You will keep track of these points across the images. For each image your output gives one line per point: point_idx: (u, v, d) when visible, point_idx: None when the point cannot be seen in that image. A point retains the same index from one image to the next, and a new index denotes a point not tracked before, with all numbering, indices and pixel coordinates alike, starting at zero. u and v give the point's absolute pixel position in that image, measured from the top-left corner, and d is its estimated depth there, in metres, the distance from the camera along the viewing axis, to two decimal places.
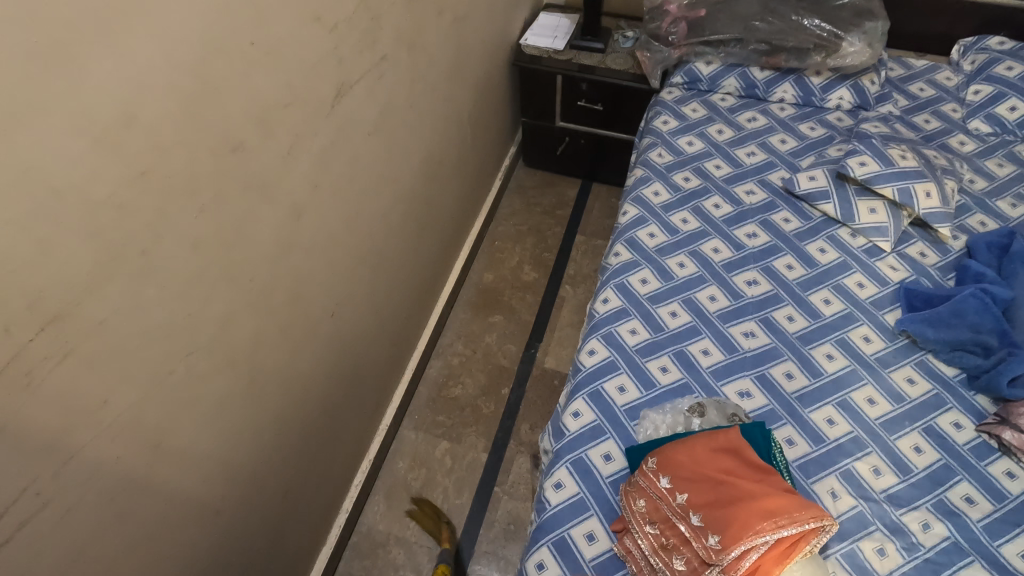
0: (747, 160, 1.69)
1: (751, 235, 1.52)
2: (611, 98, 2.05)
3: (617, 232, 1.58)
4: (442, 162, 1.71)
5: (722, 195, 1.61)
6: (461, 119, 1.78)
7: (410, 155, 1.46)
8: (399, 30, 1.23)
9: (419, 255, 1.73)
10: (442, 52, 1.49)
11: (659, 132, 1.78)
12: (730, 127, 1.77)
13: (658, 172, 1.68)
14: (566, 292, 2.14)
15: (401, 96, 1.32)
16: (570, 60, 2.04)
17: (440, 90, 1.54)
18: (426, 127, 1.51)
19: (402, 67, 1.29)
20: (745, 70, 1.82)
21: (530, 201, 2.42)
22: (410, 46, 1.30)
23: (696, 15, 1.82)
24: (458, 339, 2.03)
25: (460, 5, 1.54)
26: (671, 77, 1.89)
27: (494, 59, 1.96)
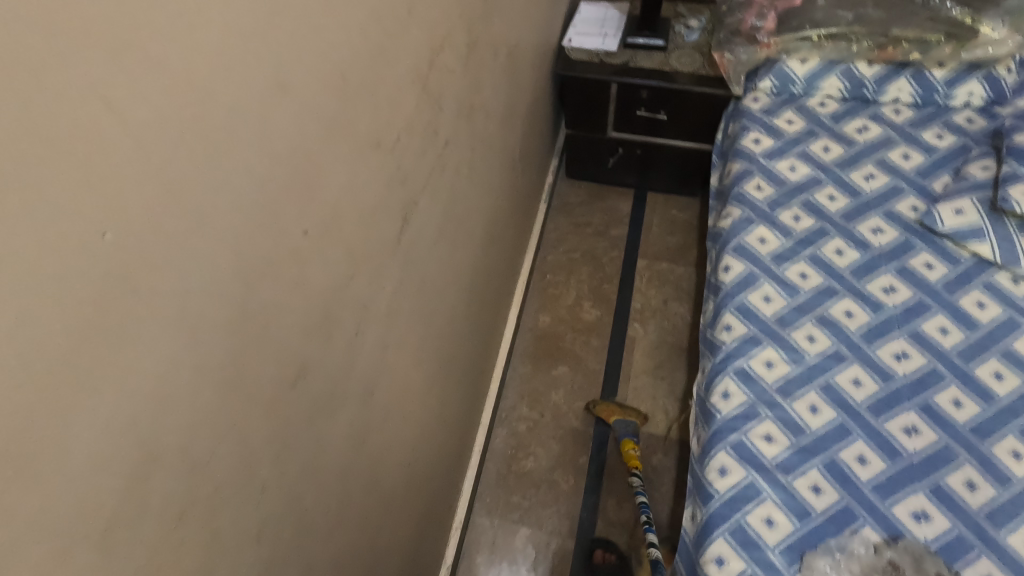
0: (866, 185, 1.40)
1: (888, 290, 1.26)
2: (678, 106, 1.73)
3: (721, 297, 1.32)
4: (498, 219, 1.43)
5: (845, 236, 1.33)
6: (513, 160, 1.49)
7: (471, 235, 1.19)
8: (458, 97, 0.94)
9: (483, 330, 1.48)
10: (496, 99, 1.19)
11: (751, 155, 1.48)
12: (838, 141, 1.47)
13: (760, 211, 1.39)
14: (634, 331, 1.90)
15: (462, 175, 1.04)
16: (627, 63, 1.71)
17: (494, 143, 1.25)
18: (484, 194, 1.23)
19: (463, 139, 1.00)
20: (850, 66, 1.49)
21: (578, 221, 2.13)
22: (469, 110, 1.01)
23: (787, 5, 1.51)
24: (521, 400, 1.81)
25: (510, 35, 1.23)
26: (755, 80, 1.56)
27: (540, 73, 1.64)
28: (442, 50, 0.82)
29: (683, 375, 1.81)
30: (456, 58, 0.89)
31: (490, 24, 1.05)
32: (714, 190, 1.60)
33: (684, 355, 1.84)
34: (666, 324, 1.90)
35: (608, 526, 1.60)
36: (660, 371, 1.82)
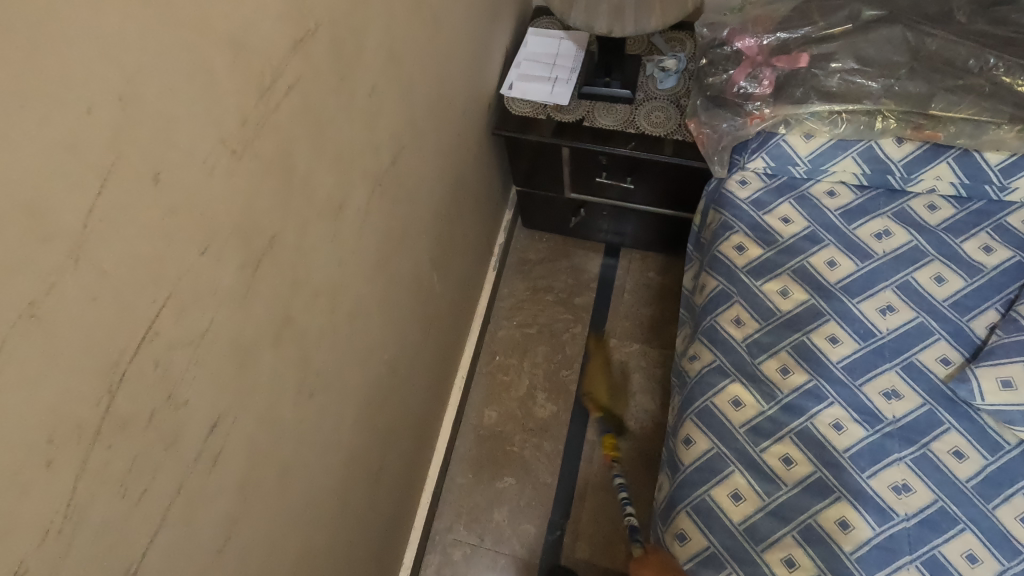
0: (882, 324, 1.04)
1: (900, 490, 0.93)
2: (647, 175, 1.35)
3: (678, 483, 1.02)
4: (399, 363, 1.11)
5: (847, 404, 1.00)
6: (422, 279, 1.14)
7: (333, 440, 0.87)
8: (244, 339, 0.61)
9: (392, 489, 1.19)
10: (362, 255, 0.85)
11: (731, 271, 1.13)
12: (848, 253, 1.10)
13: (736, 359, 1.06)
14: (595, 433, 1.60)
15: (285, 410, 0.72)
16: (582, 122, 1.32)
17: (371, 301, 0.92)
18: (355, 374, 0.91)
19: (275, 373, 0.68)
20: (872, 144, 1.12)
21: (537, 286, 1.79)
22: (284, 328, 0.68)
23: (783, 69, 1.17)
24: (459, 520, 1.54)
25: (387, 150, 0.86)
26: (744, 158, 1.18)
27: (467, 143, 1.26)
28: (161, 335, 0.49)
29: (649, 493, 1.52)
30: (221, 302, 0.56)
31: (324, 185, 0.71)
32: (686, 298, 1.24)
33: (652, 467, 1.54)
34: (634, 426, 1.59)
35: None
36: (622, 487, 1.53)
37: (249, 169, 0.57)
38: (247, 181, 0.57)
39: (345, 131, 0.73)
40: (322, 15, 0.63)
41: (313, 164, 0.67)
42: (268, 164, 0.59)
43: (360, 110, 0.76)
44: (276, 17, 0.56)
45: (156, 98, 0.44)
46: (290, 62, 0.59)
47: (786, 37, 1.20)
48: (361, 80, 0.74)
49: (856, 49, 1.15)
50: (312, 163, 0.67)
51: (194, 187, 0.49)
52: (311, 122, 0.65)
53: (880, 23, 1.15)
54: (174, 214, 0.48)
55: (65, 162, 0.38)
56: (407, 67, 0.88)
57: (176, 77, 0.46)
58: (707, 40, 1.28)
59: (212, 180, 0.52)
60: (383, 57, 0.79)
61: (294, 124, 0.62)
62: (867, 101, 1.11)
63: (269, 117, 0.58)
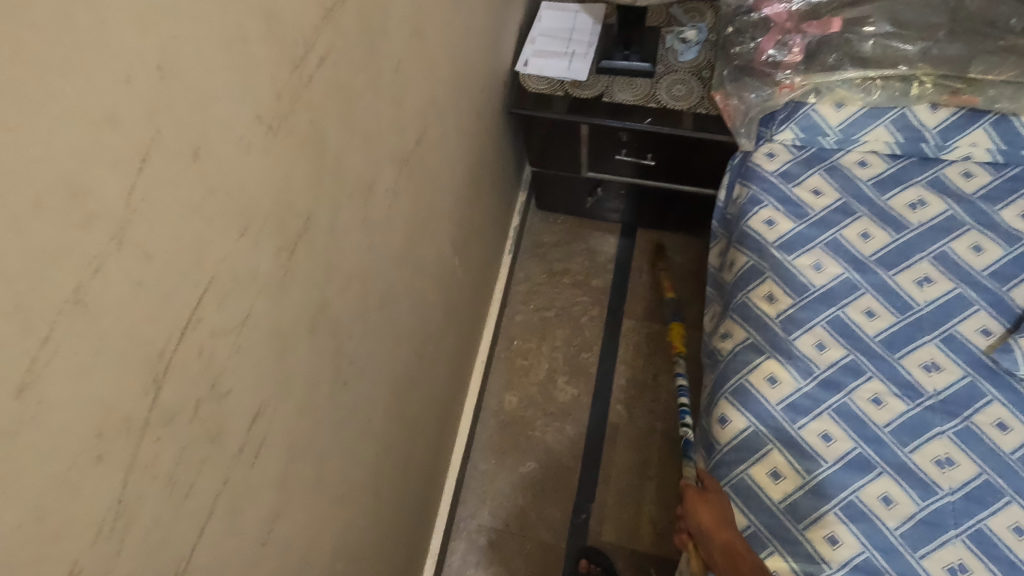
0: (919, 296, 1.02)
1: (944, 464, 0.92)
2: (668, 151, 1.32)
3: (715, 464, 1.00)
4: (424, 350, 1.09)
5: (886, 379, 0.97)
6: (444, 263, 1.12)
7: (365, 429, 0.85)
8: (281, 327, 0.58)
9: (419, 478, 1.17)
10: (389, 239, 0.83)
11: (761, 246, 1.10)
12: (882, 224, 1.07)
13: (770, 335, 1.03)
14: (617, 416, 1.58)
15: (320, 400, 0.70)
16: (601, 98, 1.29)
17: (397, 288, 0.89)
18: (384, 362, 0.89)
19: (310, 362, 0.66)
20: (906, 111, 1.09)
21: (553, 269, 1.77)
22: (318, 315, 0.65)
23: (815, 35, 1.14)
24: (483, 506, 1.53)
25: (413, 128, 0.83)
26: (772, 129, 1.15)
27: (485, 123, 1.23)
28: (205, 322, 0.46)
29: (672, 473, 1.51)
30: (260, 288, 0.53)
31: (353, 166, 0.68)
32: (713, 276, 1.22)
33: (676, 448, 1.53)
34: (655, 408, 1.58)
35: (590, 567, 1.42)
36: (647, 469, 1.52)
37: (285, 148, 0.54)
38: (283, 162, 0.54)
39: (371, 110, 0.70)
40: None
41: (343, 143, 0.65)
42: (302, 143, 0.56)
43: (386, 88, 0.73)
44: None
45: (192, 69, 0.41)
46: (321, 35, 0.56)
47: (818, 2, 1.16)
48: (387, 56, 0.71)
49: (892, 12, 1.12)
50: (341, 143, 0.64)
51: (230, 165, 0.47)
52: (340, 99, 0.62)
53: None
54: (213, 195, 0.45)
55: (106, 137, 0.35)
56: (428, 42, 0.84)
57: (212, 47, 0.43)
58: (732, 8, 1.25)
59: (249, 159, 0.49)
60: (406, 31, 0.76)
61: (325, 100, 0.59)
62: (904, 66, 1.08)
63: (303, 92, 0.55)
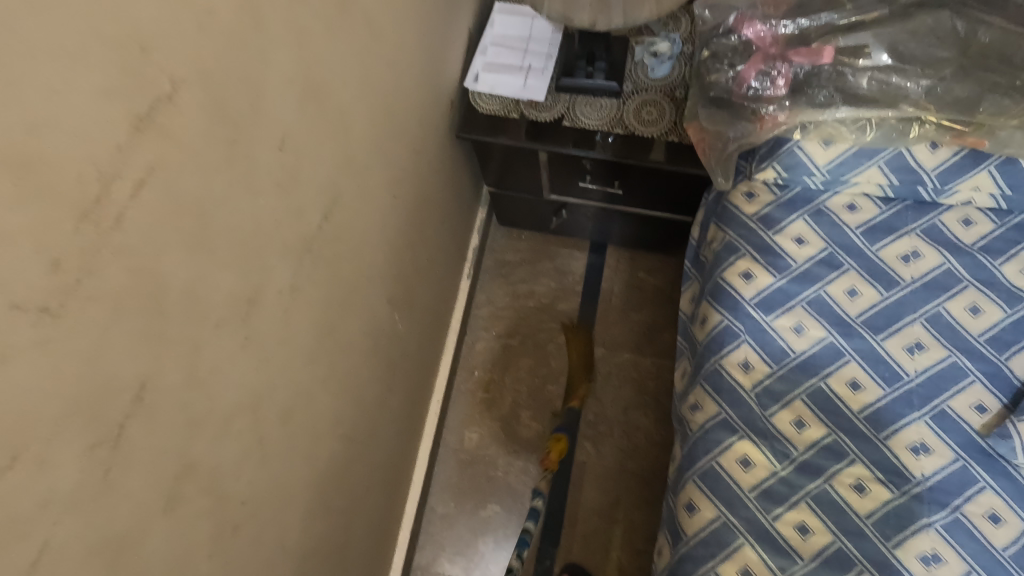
0: (909, 365, 0.91)
1: (929, 561, 0.83)
2: (636, 180, 1.17)
3: (680, 556, 0.90)
4: (359, 430, 0.95)
5: (869, 462, 0.88)
6: (381, 327, 0.98)
7: (274, 556, 0.73)
8: (115, 530, 0.45)
9: (360, 557, 1.06)
10: (293, 340, 0.68)
11: (738, 303, 0.98)
12: (872, 280, 0.96)
13: (745, 411, 0.92)
14: (584, 454, 1.48)
15: (196, 570, 0.57)
16: (562, 121, 1.13)
17: (311, 386, 0.75)
18: (298, 473, 0.76)
19: (173, 540, 0.52)
20: (903, 151, 0.96)
21: (517, 292, 1.63)
22: (179, 483, 0.52)
23: (803, 65, 0.98)
24: (441, 554, 1.43)
25: (317, 208, 0.68)
26: (752, 166, 1.01)
27: (428, 155, 1.06)
28: None
29: (641, 515, 1.42)
30: (62, 510, 0.40)
31: (222, 288, 0.53)
32: (684, 326, 1.11)
33: (645, 490, 1.44)
34: (625, 445, 1.48)
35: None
36: (614, 512, 1.43)
37: (87, 322, 0.39)
38: (87, 339, 0.39)
39: (246, 208, 0.55)
40: (183, 69, 0.44)
41: (200, 269, 0.49)
42: (119, 302, 0.41)
43: (267, 175, 0.57)
44: (100, 95, 0.37)
45: None
46: (137, 151, 0.41)
47: (807, 25, 1.02)
48: (264, 136, 0.55)
49: (893, 41, 0.97)
50: (197, 269, 0.49)
51: None
52: (187, 218, 0.47)
53: (922, 9, 0.98)
54: None
55: None
56: (334, 98, 0.68)
57: None
58: (707, 26, 1.08)
59: (10, 366, 0.34)
60: (295, 95, 0.60)
61: (159, 231, 0.44)
62: (906, 106, 0.94)
63: (111, 238, 0.40)
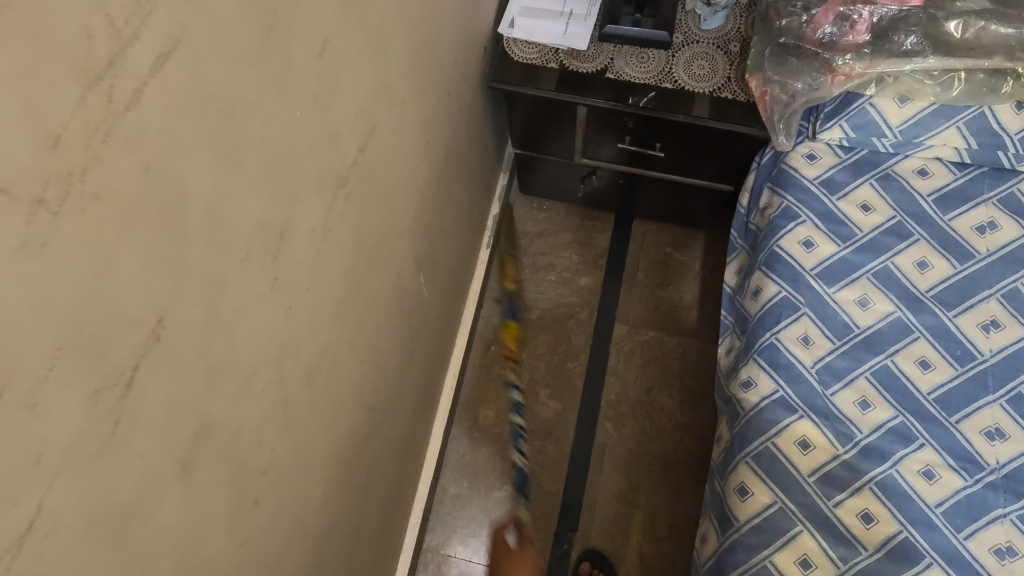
0: (984, 343, 0.84)
1: (1004, 554, 0.76)
2: (680, 141, 1.08)
3: (730, 544, 0.83)
4: (380, 399, 0.87)
5: (940, 446, 0.81)
6: (405, 288, 0.89)
7: (291, 536, 0.64)
8: (121, 498, 0.36)
9: (374, 538, 0.98)
10: (321, 289, 0.59)
11: (797, 273, 0.90)
12: (944, 251, 0.88)
13: (804, 388, 0.85)
14: (605, 435, 1.40)
15: (208, 549, 0.48)
16: (604, 73, 1.03)
17: (337, 346, 0.66)
18: (319, 443, 0.67)
19: (185, 513, 0.44)
20: (985, 111, 0.89)
21: (537, 264, 1.54)
22: (195, 445, 0.43)
23: (889, 6, 0.90)
24: (453, 536, 1.34)
25: (353, 139, 0.59)
26: (816, 125, 0.94)
27: (459, 102, 0.96)
28: None
29: (664, 500, 1.34)
30: (55, 469, 0.31)
31: (251, 212, 0.44)
32: (731, 299, 1.03)
33: (669, 474, 1.36)
34: (648, 427, 1.40)
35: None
36: (636, 497, 1.35)
37: (91, 228, 0.30)
38: (92, 251, 0.30)
39: (280, 119, 0.45)
40: None
41: (228, 184, 0.40)
42: (132, 208, 0.32)
43: (303, 84, 0.48)
44: None
45: None
46: (158, 11, 0.31)
47: None
48: (304, 34, 0.46)
49: None
50: (225, 183, 0.40)
51: None
52: (216, 116, 0.38)
53: None
54: None
55: None
56: (376, 10, 0.58)
57: None
58: None
59: None
60: None
61: (183, 124, 0.35)
62: (1001, 58, 0.86)
63: (125, 119, 0.31)
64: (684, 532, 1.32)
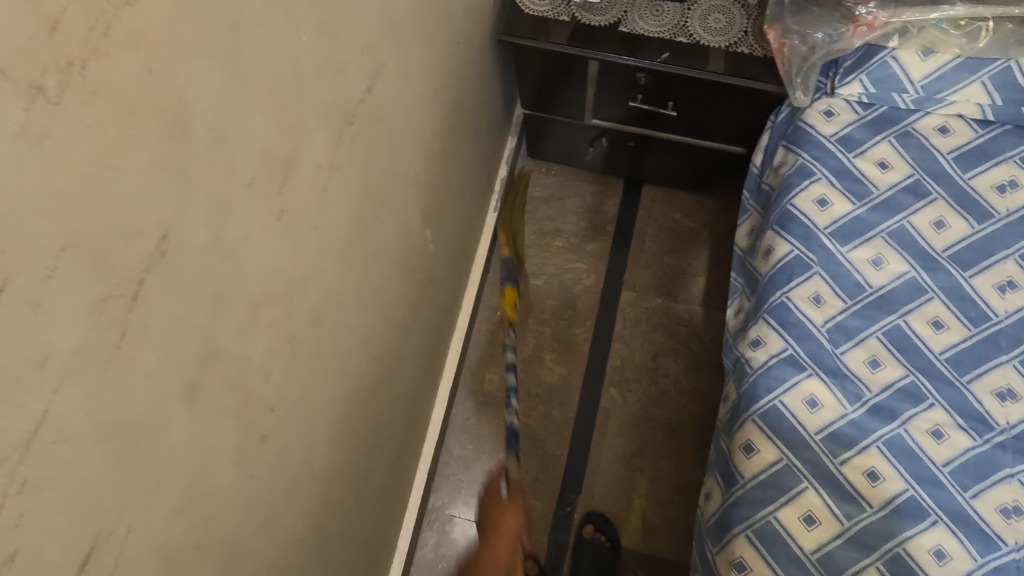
0: (1000, 303, 0.83)
1: (1009, 513, 0.76)
2: (693, 98, 1.05)
3: (734, 500, 0.83)
4: (387, 352, 0.87)
5: (950, 406, 0.80)
6: (412, 243, 0.88)
7: (299, 478, 0.65)
8: (128, 413, 0.36)
9: (379, 492, 0.99)
10: (328, 229, 0.58)
11: (809, 232, 0.89)
12: (963, 210, 0.86)
13: (813, 347, 0.84)
14: (610, 400, 1.40)
15: (215, 479, 0.48)
16: (617, 27, 1.00)
17: (343, 292, 0.66)
18: (326, 388, 0.67)
19: (193, 439, 0.44)
20: (1012, 65, 0.87)
21: (544, 229, 1.53)
22: (203, 370, 0.43)
23: None
24: (457, 497, 1.36)
25: (361, 75, 0.58)
26: (835, 81, 0.92)
27: (468, 52, 0.94)
28: None
29: (667, 465, 1.35)
30: (63, 371, 0.31)
31: (255, 136, 0.43)
32: (740, 260, 1.02)
33: (673, 439, 1.37)
34: (653, 393, 1.40)
35: (575, 559, 1.29)
36: (640, 461, 1.36)
37: (93, 126, 0.29)
38: (93, 150, 0.29)
39: (285, 40, 0.44)
40: None
41: (233, 101, 0.39)
42: (132, 112, 0.31)
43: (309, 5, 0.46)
44: None
45: None
46: None
47: None
48: None
49: None
50: (230, 100, 0.39)
51: None
52: (218, 26, 0.36)
53: None
54: None
55: None
56: None
57: None
58: None
59: None
60: None
61: (187, 28, 0.34)
62: None
63: (124, 15, 0.30)
64: (686, 496, 1.33)
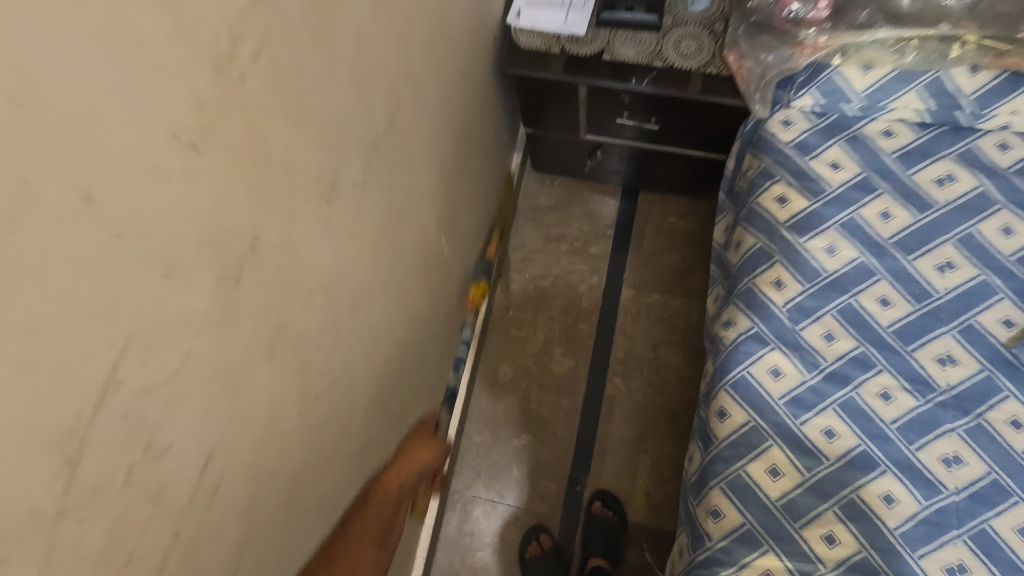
0: (939, 281, 0.95)
1: (950, 462, 0.87)
2: (672, 114, 1.20)
3: (711, 458, 0.96)
4: (410, 339, 1.02)
5: (897, 372, 0.92)
6: (429, 246, 1.04)
7: (343, 436, 0.81)
8: (233, 362, 0.52)
9: None
10: (361, 234, 0.75)
11: (771, 226, 1.02)
12: (906, 201, 0.99)
13: (776, 325, 0.97)
14: (614, 389, 1.54)
15: (284, 422, 0.64)
16: (602, 55, 1.14)
17: (374, 285, 0.82)
18: (363, 364, 0.83)
19: (270, 388, 0.60)
20: (940, 75, 1.00)
21: (550, 235, 1.68)
22: (277, 337, 0.59)
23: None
24: (478, 478, 1.50)
25: (383, 114, 0.74)
26: (790, 94, 1.06)
27: (472, 84, 1.10)
28: (129, 383, 0.41)
29: (669, 445, 1.48)
30: (199, 327, 0.47)
31: (309, 166, 0.59)
32: (718, 253, 1.15)
33: (674, 422, 1.49)
34: (654, 380, 1.53)
35: (586, 533, 1.42)
36: (643, 443, 1.49)
37: (217, 165, 0.45)
38: (216, 180, 0.46)
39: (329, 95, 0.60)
40: None
41: (295, 143, 0.56)
42: (238, 155, 0.47)
43: (345, 68, 0.62)
44: None
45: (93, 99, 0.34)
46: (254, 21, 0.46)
47: None
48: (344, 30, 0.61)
49: None
50: (293, 142, 0.55)
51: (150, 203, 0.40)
52: (286, 92, 0.53)
53: None
54: (120, 239, 0.38)
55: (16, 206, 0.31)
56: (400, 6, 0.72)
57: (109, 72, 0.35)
58: None
59: (168, 189, 0.41)
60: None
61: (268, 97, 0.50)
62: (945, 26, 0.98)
63: (235, 95, 0.46)
64: None
